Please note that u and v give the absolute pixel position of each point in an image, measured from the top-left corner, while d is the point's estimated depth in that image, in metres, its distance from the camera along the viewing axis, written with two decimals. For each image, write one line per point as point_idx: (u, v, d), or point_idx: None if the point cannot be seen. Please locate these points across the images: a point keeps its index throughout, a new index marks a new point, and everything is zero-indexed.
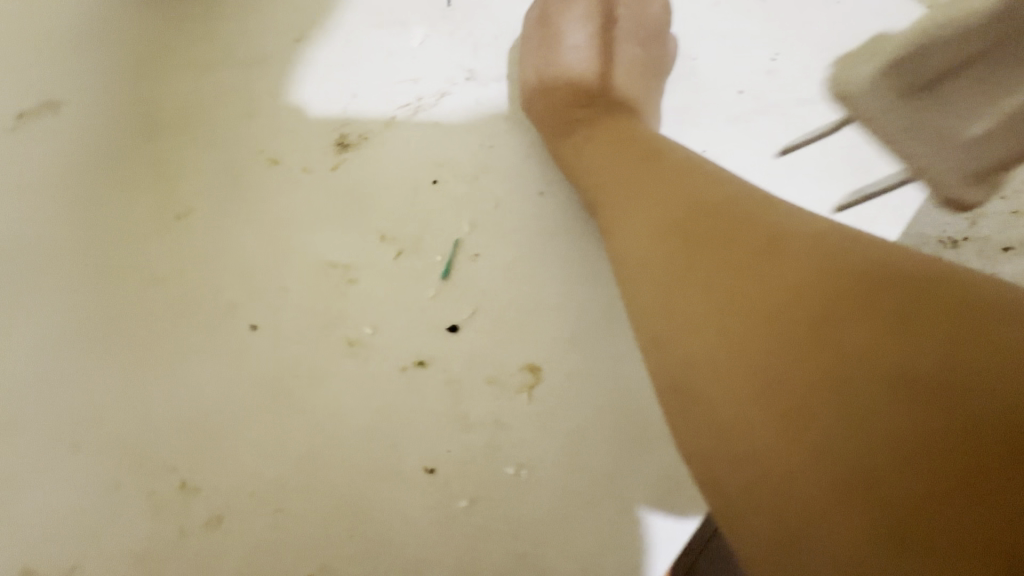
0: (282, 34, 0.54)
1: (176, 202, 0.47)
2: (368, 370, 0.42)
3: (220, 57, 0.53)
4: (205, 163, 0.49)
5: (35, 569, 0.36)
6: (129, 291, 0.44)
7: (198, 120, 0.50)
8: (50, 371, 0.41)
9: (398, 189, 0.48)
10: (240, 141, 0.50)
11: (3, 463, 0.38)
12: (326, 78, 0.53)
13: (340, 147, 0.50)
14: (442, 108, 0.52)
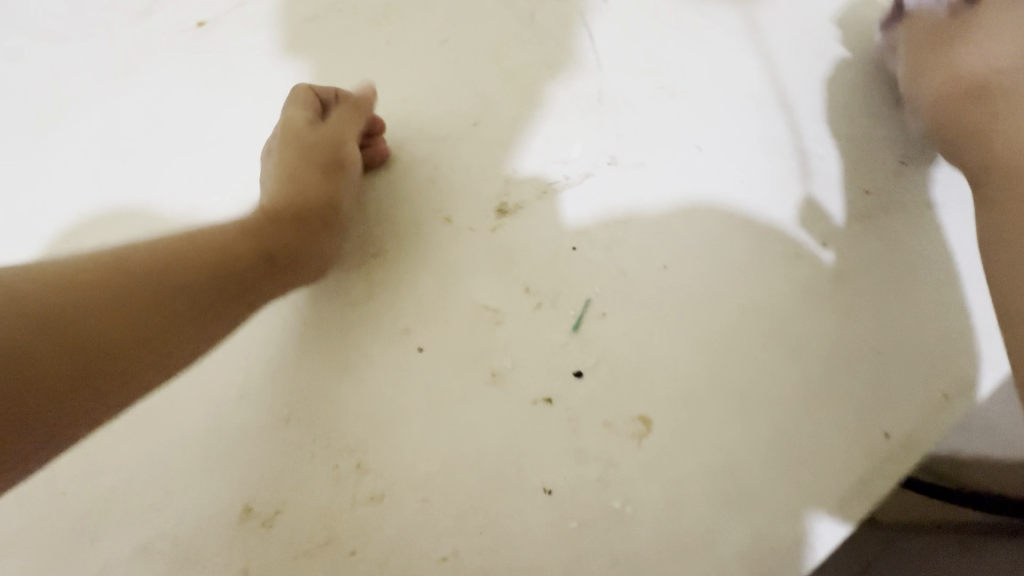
0: (463, 118, 0.68)
1: (371, 241, 0.61)
2: (504, 399, 0.51)
3: (415, 132, 0.68)
4: (395, 213, 0.62)
5: (251, 509, 0.48)
6: (333, 308, 0.57)
7: (393, 181, 0.64)
8: (276, 361, 0.54)
9: (543, 251, 0.58)
10: (423, 198, 0.63)
11: (234, 426, 0.52)
12: (494, 155, 0.65)
13: (500, 212, 0.61)
14: (585, 186, 0.62)
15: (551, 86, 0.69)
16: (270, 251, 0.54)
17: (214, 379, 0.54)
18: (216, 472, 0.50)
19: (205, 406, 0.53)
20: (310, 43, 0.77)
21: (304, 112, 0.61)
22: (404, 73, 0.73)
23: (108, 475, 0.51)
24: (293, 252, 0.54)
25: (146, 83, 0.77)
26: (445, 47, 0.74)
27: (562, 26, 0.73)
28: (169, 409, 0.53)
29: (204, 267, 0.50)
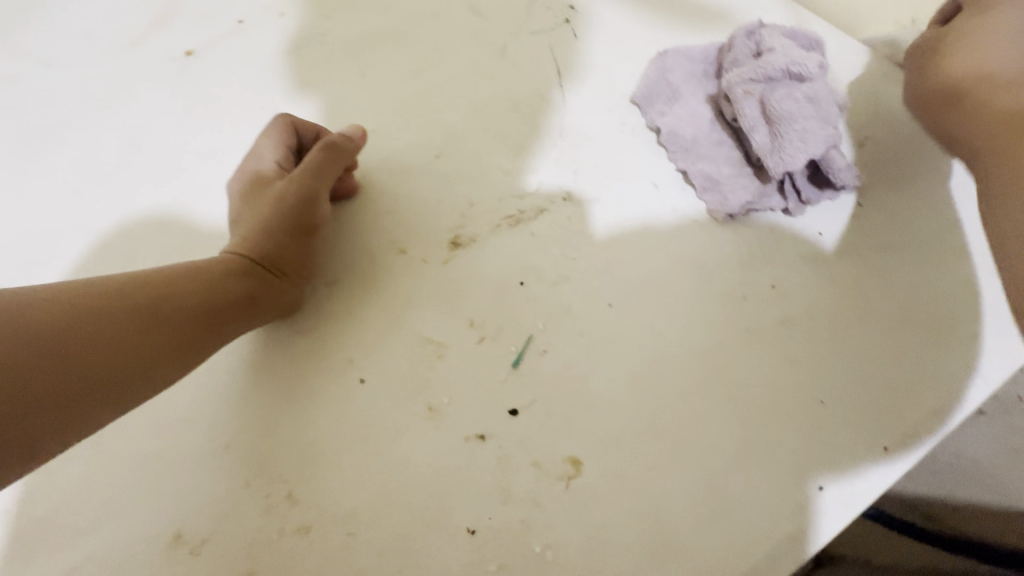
0: (427, 150, 0.69)
1: (327, 270, 0.62)
2: (439, 434, 0.51)
3: (380, 162, 0.69)
4: (352, 242, 0.63)
5: (181, 535, 0.49)
6: (282, 336, 0.58)
7: (353, 210, 0.65)
8: (222, 386, 0.55)
9: (492, 285, 0.59)
10: (380, 229, 0.64)
11: (175, 450, 0.53)
12: (453, 187, 0.66)
13: (453, 244, 0.62)
14: (540, 221, 0.62)
15: (515, 120, 0.70)
16: (247, 284, 0.55)
17: (160, 401, 0.55)
18: (153, 495, 0.51)
19: (149, 428, 0.54)
20: (289, 73, 0.80)
21: (274, 155, 0.63)
22: (376, 102, 0.75)
23: (49, 493, 0.52)
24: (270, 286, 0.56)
25: (133, 108, 0.80)
26: (417, 78, 0.76)
27: (531, 62, 0.75)
28: (113, 429, 0.54)
29: (183, 300, 0.52)
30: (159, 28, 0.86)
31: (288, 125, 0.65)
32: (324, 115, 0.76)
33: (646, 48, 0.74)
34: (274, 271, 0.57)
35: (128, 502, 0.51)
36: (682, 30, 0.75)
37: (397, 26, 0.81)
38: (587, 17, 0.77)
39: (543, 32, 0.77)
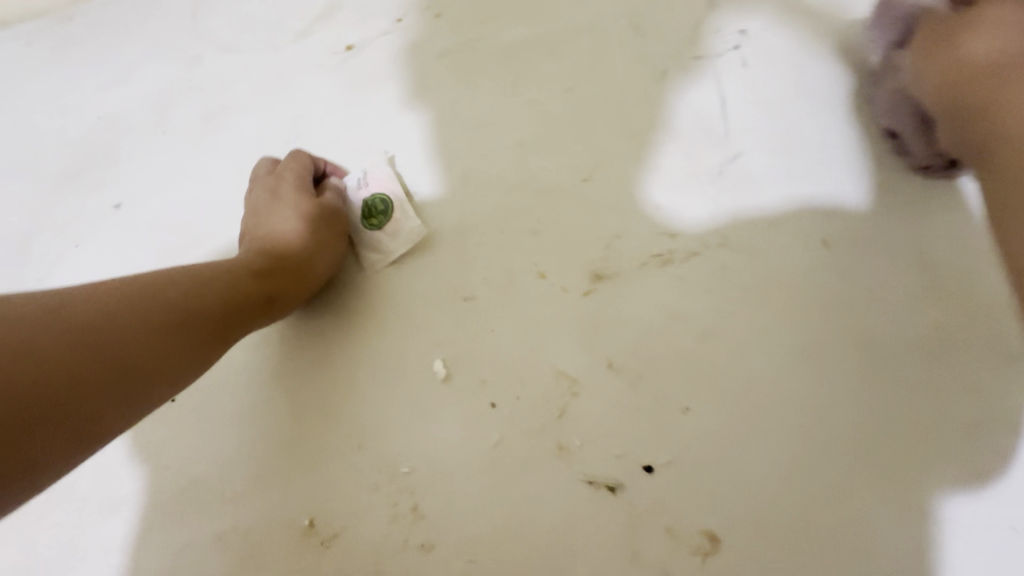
0: (576, 170, 0.68)
1: (466, 287, 0.62)
2: (567, 477, 0.51)
3: (526, 179, 0.68)
4: (492, 261, 0.64)
5: (315, 525, 0.53)
6: (420, 347, 0.59)
7: (497, 229, 0.65)
8: (359, 388, 0.58)
9: (634, 327, 0.56)
10: (521, 252, 0.64)
11: (314, 444, 0.56)
12: (600, 215, 0.64)
13: (594, 277, 0.60)
14: (690, 264, 0.59)
15: (671, 148, 0.67)
16: (226, 270, 0.58)
17: (308, 397, 0.58)
18: (294, 481, 0.55)
19: (296, 421, 0.57)
20: (441, 76, 0.80)
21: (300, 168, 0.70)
22: (524, 114, 0.74)
23: (204, 462, 0.57)
24: (242, 283, 0.58)
25: (298, 101, 0.84)
26: (572, 96, 0.74)
27: (695, 89, 0.70)
28: (265, 411, 0.59)
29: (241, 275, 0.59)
30: (325, 24, 0.89)
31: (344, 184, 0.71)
32: (470, 117, 0.75)
33: (828, 83, 0.67)
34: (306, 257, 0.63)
35: (273, 485, 0.55)
36: (870, 67, 0.67)
37: (553, 39, 0.79)
38: (760, 42, 0.71)
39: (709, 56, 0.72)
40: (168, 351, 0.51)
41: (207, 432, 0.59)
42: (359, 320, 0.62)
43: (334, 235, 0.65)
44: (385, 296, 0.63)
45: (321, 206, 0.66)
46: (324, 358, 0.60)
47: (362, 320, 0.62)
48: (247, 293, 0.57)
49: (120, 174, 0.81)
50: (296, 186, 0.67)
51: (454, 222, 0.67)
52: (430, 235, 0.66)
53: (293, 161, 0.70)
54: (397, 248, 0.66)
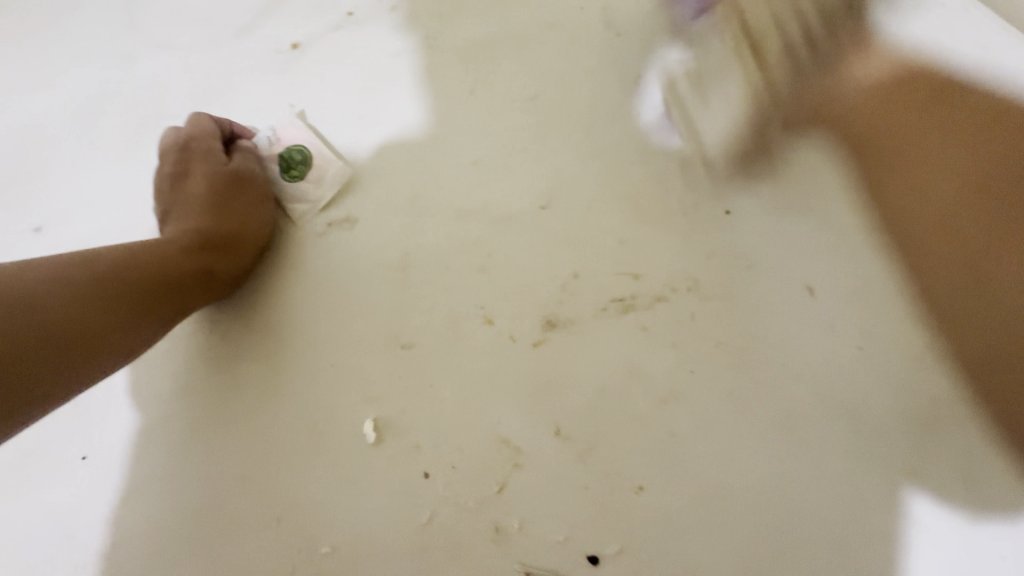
0: (534, 197, 0.60)
1: (406, 333, 0.56)
2: (502, 563, 0.47)
3: (480, 207, 0.61)
4: (436, 303, 0.57)
5: None
6: (352, 406, 0.53)
7: (443, 265, 0.58)
8: (286, 450, 0.53)
9: (587, 388, 0.50)
10: (467, 292, 0.56)
11: (234, 517, 0.52)
12: (557, 251, 0.57)
13: (547, 325, 0.53)
14: (654, 313, 0.52)
15: (642, 173, 0.58)
16: (151, 248, 0.56)
17: (229, 459, 0.54)
18: (215, 553, 0.52)
19: (215, 487, 0.53)
20: (392, 81, 0.70)
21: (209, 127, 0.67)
22: (481, 128, 0.65)
23: (123, 528, 0.54)
24: (172, 260, 0.56)
25: (231, 106, 0.74)
26: (536, 109, 0.65)
27: (676, 101, 0.60)
28: (186, 475, 0.55)
29: (168, 246, 0.57)
30: (268, 16, 0.78)
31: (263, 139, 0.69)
32: (422, 132, 0.67)
33: None
34: (228, 222, 0.61)
35: (194, 558, 0.52)
36: None
37: (521, 36, 0.68)
38: None
39: (691, 62, 0.62)
40: (94, 327, 0.50)
41: (127, 498, 0.55)
42: (287, 369, 0.57)
43: (261, 195, 0.64)
44: (318, 344, 0.58)
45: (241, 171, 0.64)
46: (247, 415, 0.56)
47: (290, 369, 0.57)
48: (177, 271, 0.56)
49: (42, 188, 0.73)
50: (208, 155, 0.65)
51: (395, 256, 0.60)
52: (370, 274, 0.60)
53: (200, 124, 0.67)
54: (335, 288, 0.60)
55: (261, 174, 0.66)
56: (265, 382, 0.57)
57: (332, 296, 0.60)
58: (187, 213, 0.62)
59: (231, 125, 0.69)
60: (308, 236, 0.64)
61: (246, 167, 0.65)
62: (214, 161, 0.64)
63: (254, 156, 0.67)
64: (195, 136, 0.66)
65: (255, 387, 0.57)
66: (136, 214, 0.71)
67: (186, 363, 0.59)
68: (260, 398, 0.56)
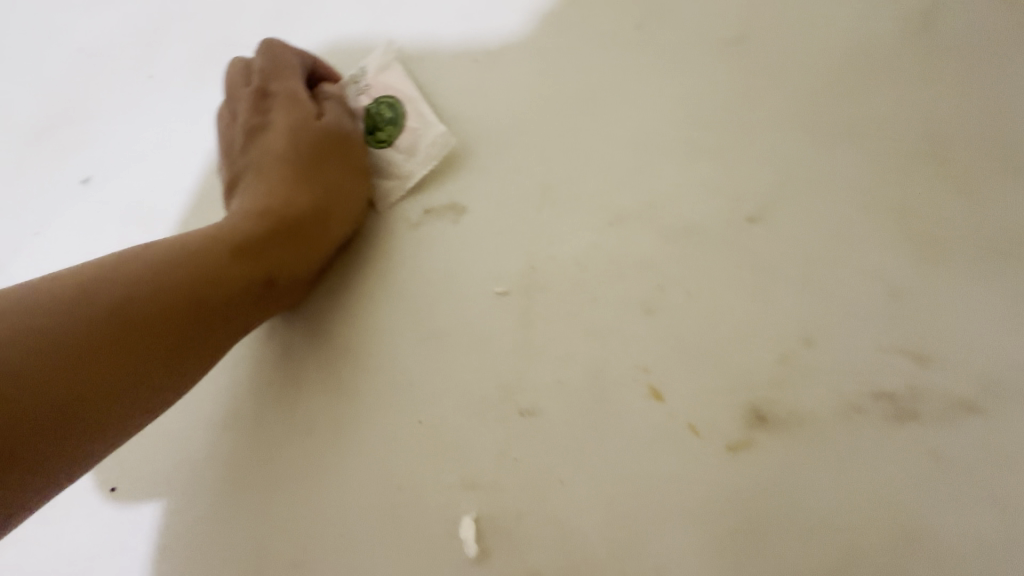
0: (736, 202, 0.39)
1: (529, 392, 0.39)
2: None
3: (646, 210, 0.41)
4: (574, 354, 0.39)
5: None
6: (446, 489, 0.38)
7: (588, 295, 0.40)
8: (356, 531, 0.40)
9: (817, 539, 0.31)
10: (623, 343, 0.38)
11: None
12: (775, 296, 0.36)
13: (752, 419, 0.34)
14: (950, 430, 0.31)
15: (934, 178, 0.35)
16: (201, 245, 0.43)
17: (288, 527, 0.42)
18: None
19: (273, 558, 0.42)
20: (521, 7, 0.50)
21: (294, 64, 0.51)
22: (655, 89, 0.44)
23: None
24: (224, 262, 0.43)
25: (309, 35, 0.57)
26: (743, 59, 0.42)
27: (1004, 58, 0.36)
28: (242, 532, 0.44)
29: (220, 242, 0.43)
30: None
31: (351, 88, 0.52)
32: (562, 90, 0.47)
33: None
34: (301, 205, 0.45)
35: None
36: None
37: None
38: None
39: None
40: (103, 382, 0.38)
41: (175, 546, 0.46)
42: (363, 416, 0.42)
43: (348, 166, 0.47)
44: (404, 386, 0.42)
45: (321, 129, 0.47)
46: (311, 471, 0.42)
47: (366, 417, 0.42)
48: (229, 279, 0.43)
49: (90, 131, 0.61)
50: (287, 104, 0.48)
51: (517, 270, 0.42)
52: (480, 290, 0.43)
53: (282, 61, 0.51)
54: (431, 307, 0.43)
55: (351, 133, 0.49)
56: (336, 428, 0.43)
57: (427, 318, 0.43)
58: (250, 185, 0.47)
59: (315, 63, 0.53)
60: (400, 227, 0.47)
61: (332, 124, 0.48)
62: (287, 112, 0.48)
63: (344, 110, 0.50)
64: (275, 79, 0.50)
65: (324, 435, 0.43)
66: (191, 174, 0.57)
67: (247, 391, 0.48)
68: (327, 451, 0.42)
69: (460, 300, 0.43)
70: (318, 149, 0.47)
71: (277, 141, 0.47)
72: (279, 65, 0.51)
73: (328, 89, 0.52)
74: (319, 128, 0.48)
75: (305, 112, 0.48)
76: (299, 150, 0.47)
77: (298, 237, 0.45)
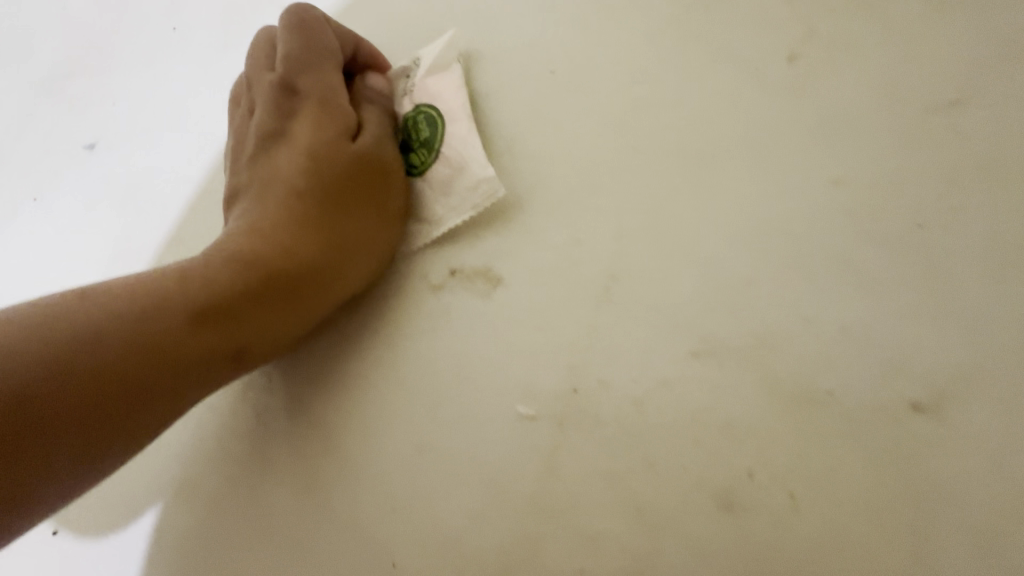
0: (897, 374, 0.26)
1: (537, 572, 0.29)
2: None
3: (752, 351, 0.28)
4: (610, 538, 0.28)
5: None
6: None
7: (644, 456, 0.28)
8: None
9: None
10: (681, 546, 0.27)
11: None
12: (934, 541, 0.24)
13: None
14: None
15: None
16: (167, 291, 0.33)
17: None
18: None
19: None
20: (628, 17, 0.37)
21: (334, 53, 0.40)
22: (799, 166, 0.30)
23: None
24: (192, 319, 0.32)
25: (361, 17, 0.47)
26: (945, 147, 0.28)
27: None
28: None
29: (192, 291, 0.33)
30: None
31: (399, 84, 0.41)
32: (661, 142, 0.34)
33: None
34: (308, 257, 0.35)
35: None
36: None
37: None
38: None
39: None
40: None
41: None
42: (331, 530, 0.34)
43: (375, 206, 0.37)
44: (386, 510, 0.33)
45: (350, 155, 0.37)
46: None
47: (335, 533, 0.34)
48: (195, 342, 0.32)
49: (105, 92, 0.53)
50: (315, 113, 0.38)
51: (554, 390, 0.31)
52: (501, 407, 0.32)
53: (319, 46, 0.40)
54: (437, 410, 0.33)
55: (387, 162, 0.38)
56: (300, 534, 0.35)
57: (428, 424, 0.33)
58: (251, 211, 0.37)
59: (358, 49, 0.41)
60: (417, 288, 0.36)
61: (365, 147, 0.38)
62: (311, 123, 0.38)
63: (385, 125, 0.39)
64: (307, 71, 0.39)
65: (286, 537, 0.35)
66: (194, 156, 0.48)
67: (194, 446, 0.39)
68: (285, 558, 0.35)
69: (474, 411, 0.33)
70: (341, 181, 0.37)
71: (292, 159, 0.38)
72: (315, 53, 0.40)
73: (368, 85, 0.41)
74: (349, 150, 0.37)
75: (335, 126, 0.38)
76: (319, 177, 0.37)
77: (302, 294, 0.35)
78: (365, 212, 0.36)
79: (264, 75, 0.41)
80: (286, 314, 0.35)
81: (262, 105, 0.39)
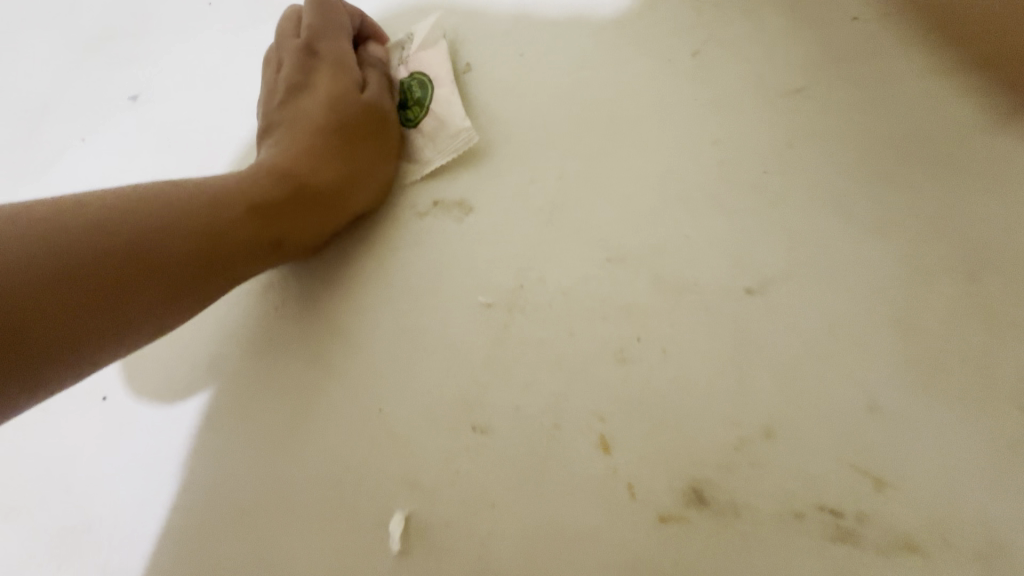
0: (741, 270, 0.37)
1: (485, 409, 0.39)
2: None
3: (646, 256, 0.39)
4: (539, 383, 0.39)
5: None
6: (388, 478, 0.40)
7: (567, 328, 0.39)
8: (300, 492, 0.42)
9: None
10: (588, 386, 0.38)
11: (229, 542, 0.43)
12: (755, 376, 0.34)
13: (691, 495, 0.33)
14: (885, 560, 0.30)
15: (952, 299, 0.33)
16: (223, 194, 0.44)
17: (243, 472, 0.44)
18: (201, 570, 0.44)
19: (224, 497, 0.45)
20: (581, 17, 0.48)
21: (348, 26, 0.53)
22: (692, 129, 0.42)
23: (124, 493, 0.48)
24: (242, 214, 0.44)
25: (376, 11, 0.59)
26: (788, 117, 0.40)
27: None
28: (202, 463, 0.46)
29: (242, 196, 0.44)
30: None
31: (394, 53, 0.54)
32: (598, 109, 0.45)
33: None
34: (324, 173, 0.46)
35: (181, 561, 0.44)
36: None
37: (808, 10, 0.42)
38: None
39: None
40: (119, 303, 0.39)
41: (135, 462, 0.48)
42: (330, 390, 0.44)
43: (381, 141, 0.48)
44: (375, 373, 0.43)
45: (360, 99, 0.48)
46: (274, 427, 0.45)
47: (332, 392, 0.44)
48: (243, 231, 0.44)
49: (149, 54, 0.63)
50: (332, 66, 0.50)
51: (506, 285, 0.42)
52: (466, 297, 0.43)
53: (337, 20, 0.52)
54: (418, 301, 0.44)
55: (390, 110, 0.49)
56: (305, 394, 0.44)
57: (411, 311, 0.44)
58: (281, 140, 0.48)
59: (364, 25, 0.54)
60: (410, 211, 0.47)
61: (371, 95, 0.49)
62: (329, 74, 0.49)
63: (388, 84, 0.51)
64: (327, 36, 0.51)
65: (293, 398, 0.45)
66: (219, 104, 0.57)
67: (227, 332, 0.50)
68: (292, 413, 0.44)
69: (446, 300, 0.43)
70: (351, 117, 0.48)
71: (314, 103, 0.48)
72: (334, 24, 0.52)
73: (372, 54, 0.53)
74: (360, 96, 0.49)
75: (348, 77, 0.49)
76: (335, 112, 0.48)
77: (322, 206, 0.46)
78: (369, 148, 0.47)
79: (291, 39, 0.52)
80: (308, 221, 0.46)
81: (290, 61, 0.51)
